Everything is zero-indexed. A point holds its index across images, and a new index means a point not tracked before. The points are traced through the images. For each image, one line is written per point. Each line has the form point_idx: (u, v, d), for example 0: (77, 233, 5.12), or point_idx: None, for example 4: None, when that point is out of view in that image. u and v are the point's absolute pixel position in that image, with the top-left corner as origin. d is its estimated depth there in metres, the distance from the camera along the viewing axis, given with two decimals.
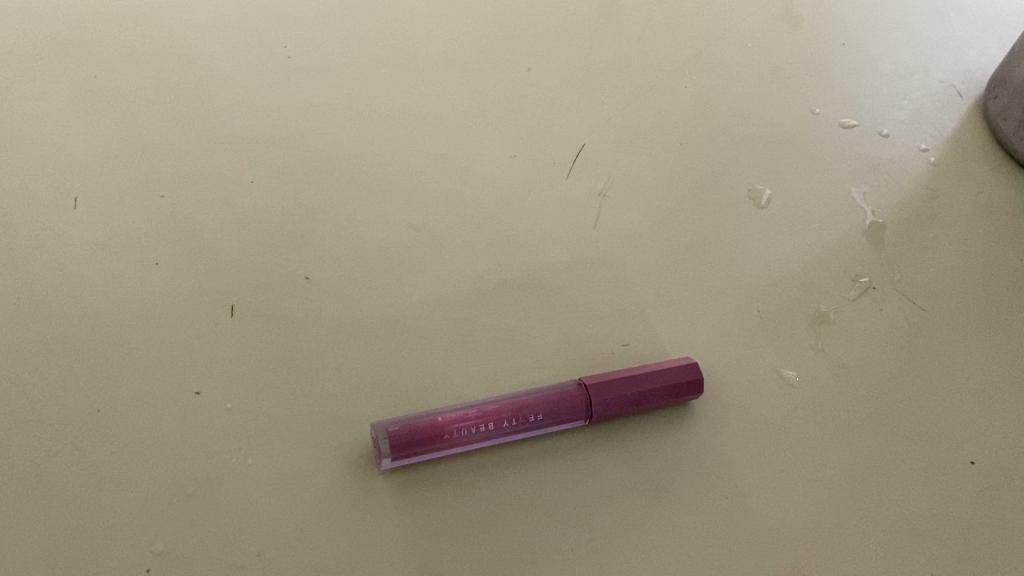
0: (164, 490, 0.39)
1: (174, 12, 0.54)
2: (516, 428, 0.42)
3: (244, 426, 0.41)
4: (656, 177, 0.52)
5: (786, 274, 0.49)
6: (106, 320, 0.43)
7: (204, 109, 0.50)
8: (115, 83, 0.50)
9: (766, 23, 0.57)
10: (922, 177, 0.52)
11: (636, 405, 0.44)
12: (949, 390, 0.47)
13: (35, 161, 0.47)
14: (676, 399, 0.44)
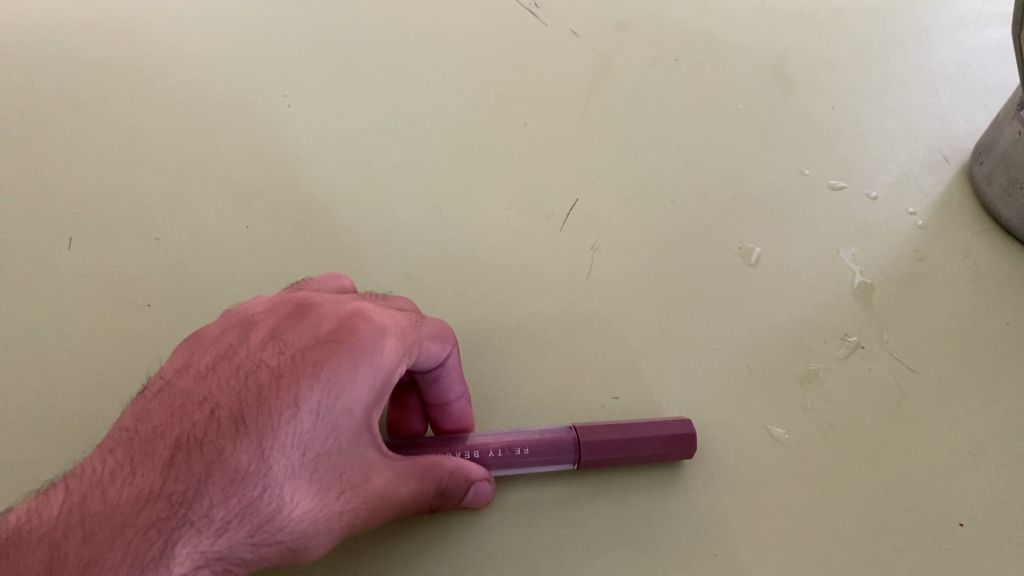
0: None
1: (179, 65, 0.60)
2: (503, 462, 0.45)
3: None
4: (647, 231, 0.55)
5: (778, 330, 0.52)
6: (108, 368, 0.48)
7: (222, 167, 0.56)
8: (123, 135, 0.57)
9: (755, 89, 0.64)
10: (908, 237, 0.56)
11: (624, 453, 0.45)
12: (938, 449, 0.48)
13: (48, 207, 0.53)
14: (667, 452, 0.45)
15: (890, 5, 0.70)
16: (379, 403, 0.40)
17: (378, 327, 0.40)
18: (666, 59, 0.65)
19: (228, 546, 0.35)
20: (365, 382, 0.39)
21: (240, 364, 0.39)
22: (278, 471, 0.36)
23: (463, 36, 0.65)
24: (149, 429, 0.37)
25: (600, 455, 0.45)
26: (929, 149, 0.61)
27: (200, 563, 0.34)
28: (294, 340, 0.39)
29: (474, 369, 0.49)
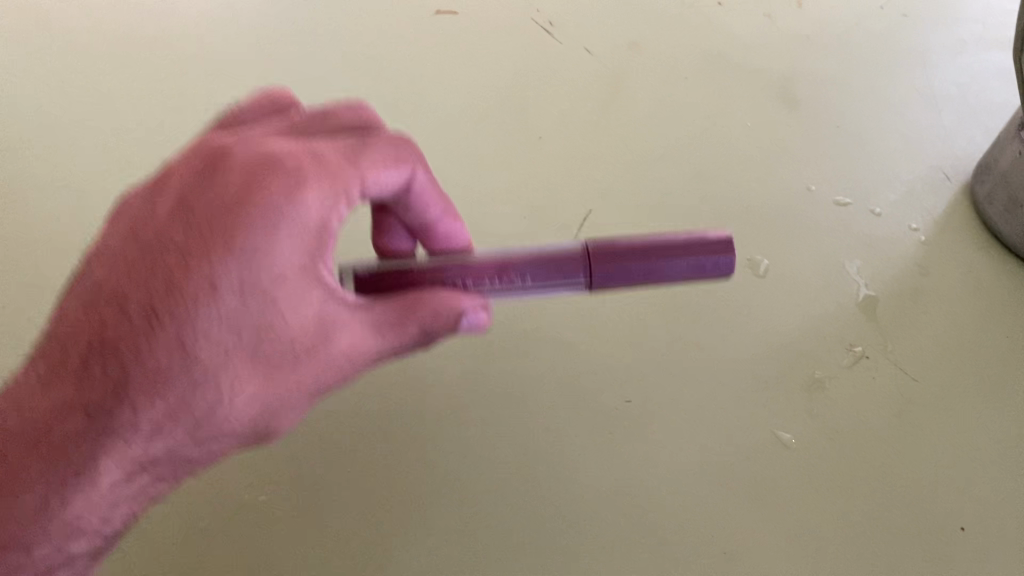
0: (174, 526, 0.46)
1: None
2: (501, 289, 0.43)
3: (250, 465, 0.48)
4: (659, 241, 0.57)
5: (786, 338, 0.53)
6: None
7: None
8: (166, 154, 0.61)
9: (763, 107, 0.66)
10: (911, 251, 0.58)
11: (663, 270, 0.43)
12: (941, 455, 0.49)
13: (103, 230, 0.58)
14: (706, 266, 0.43)
15: (894, 28, 0.72)
16: (317, 260, 0.35)
17: (290, 200, 0.33)
18: (677, 77, 0.67)
19: (161, 447, 0.35)
20: (275, 255, 0.33)
21: (142, 238, 0.34)
22: (197, 378, 0.33)
23: (482, 58, 0.68)
24: (66, 328, 0.34)
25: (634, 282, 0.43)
26: (931, 168, 0.63)
27: (134, 467, 0.35)
28: (201, 204, 0.34)
29: (491, 371, 0.52)
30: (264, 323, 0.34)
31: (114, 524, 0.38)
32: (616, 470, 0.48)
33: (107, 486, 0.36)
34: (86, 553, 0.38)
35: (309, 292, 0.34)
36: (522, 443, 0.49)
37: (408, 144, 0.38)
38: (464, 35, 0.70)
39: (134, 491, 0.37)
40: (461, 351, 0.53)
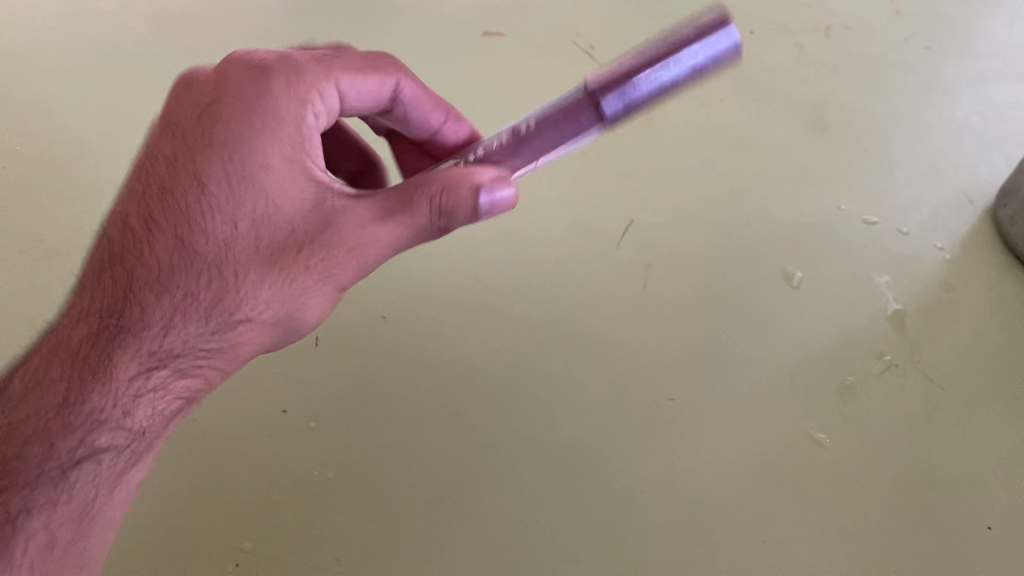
0: (254, 499, 0.51)
1: None
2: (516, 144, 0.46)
3: (319, 444, 0.53)
4: (697, 254, 0.61)
5: (818, 347, 0.56)
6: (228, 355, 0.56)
7: None
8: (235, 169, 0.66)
9: (794, 128, 0.69)
10: (937, 269, 0.60)
11: (656, 91, 0.43)
12: (965, 460, 0.52)
13: None
14: (706, 66, 0.43)
15: (919, 57, 0.73)
16: (303, 155, 0.43)
17: (269, 98, 0.43)
18: (712, 99, 0.70)
19: (176, 331, 0.42)
20: (263, 149, 0.42)
21: (148, 159, 0.44)
22: (196, 262, 0.42)
23: (527, 75, 0.72)
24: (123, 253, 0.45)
25: (632, 104, 0.44)
26: (956, 192, 0.65)
27: (153, 359, 0.42)
28: (184, 120, 0.44)
29: (545, 366, 0.56)
30: (254, 206, 0.42)
31: (140, 425, 0.43)
32: (660, 462, 0.52)
33: (126, 381, 0.42)
34: (117, 450, 0.43)
35: (302, 181, 0.43)
36: (574, 435, 0.53)
37: (384, 54, 0.48)
38: (511, 53, 0.73)
39: (155, 387, 0.42)
40: (514, 346, 0.57)
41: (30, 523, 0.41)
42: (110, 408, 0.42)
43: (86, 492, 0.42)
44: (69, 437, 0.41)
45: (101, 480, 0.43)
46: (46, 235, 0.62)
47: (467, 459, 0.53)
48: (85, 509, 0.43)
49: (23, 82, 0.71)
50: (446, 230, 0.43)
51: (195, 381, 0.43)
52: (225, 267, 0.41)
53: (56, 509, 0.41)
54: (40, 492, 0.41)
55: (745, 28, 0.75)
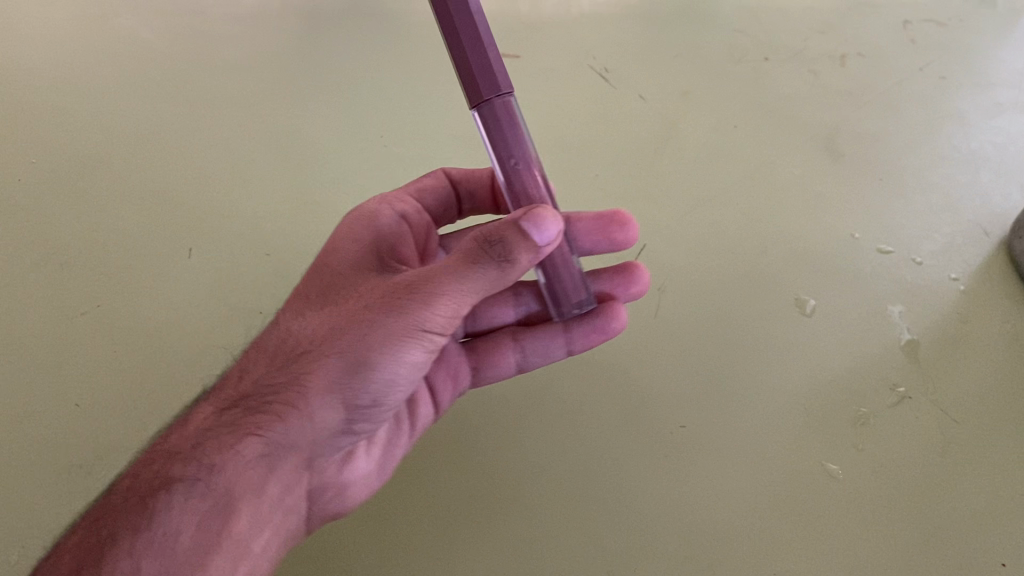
0: None
1: (295, 110, 0.68)
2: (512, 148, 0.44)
3: None
4: (708, 279, 0.60)
5: (830, 375, 0.56)
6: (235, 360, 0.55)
7: (337, 200, 0.64)
8: (244, 165, 0.65)
9: (807, 155, 0.68)
10: (951, 301, 0.59)
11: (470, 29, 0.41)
12: (979, 495, 0.51)
13: (182, 226, 0.61)
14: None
15: (933, 88, 0.72)
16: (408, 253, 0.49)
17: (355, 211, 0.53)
18: (727, 124, 0.70)
19: (249, 381, 0.44)
20: (348, 235, 0.51)
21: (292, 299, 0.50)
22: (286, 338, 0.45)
23: (543, 98, 0.72)
24: None
25: (484, 53, 0.41)
26: (970, 223, 0.64)
27: (237, 409, 0.43)
28: None
29: (555, 390, 0.56)
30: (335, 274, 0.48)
31: (211, 459, 0.41)
32: (670, 489, 0.52)
33: (210, 428, 0.42)
34: (189, 482, 0.40)
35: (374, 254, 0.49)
36: (583, 460, 0.53)
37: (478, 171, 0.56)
38: (525, 77, 0.74)
39: (234, 434, 0.42)
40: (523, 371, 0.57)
41: (112, 551, 0.38)
42: (184, 444, 0.42)
43: (166, 527, 0.39)
44: (149, 470, 0.41)
45: (183, 519, 0.39)
46: (41, 226, 0.61)
47: (475, 483, 0.52)
48: (163, 542, 0.39)
49: (17, 66, 0.69)
50: (505, 258, 0.40)
51: (272, 425, 0.42)
52: (308, 329, 0.44)
53: (134, 538, 0.38)
54: (120, 523, 0.39)
55: (760, 54, 0.75)
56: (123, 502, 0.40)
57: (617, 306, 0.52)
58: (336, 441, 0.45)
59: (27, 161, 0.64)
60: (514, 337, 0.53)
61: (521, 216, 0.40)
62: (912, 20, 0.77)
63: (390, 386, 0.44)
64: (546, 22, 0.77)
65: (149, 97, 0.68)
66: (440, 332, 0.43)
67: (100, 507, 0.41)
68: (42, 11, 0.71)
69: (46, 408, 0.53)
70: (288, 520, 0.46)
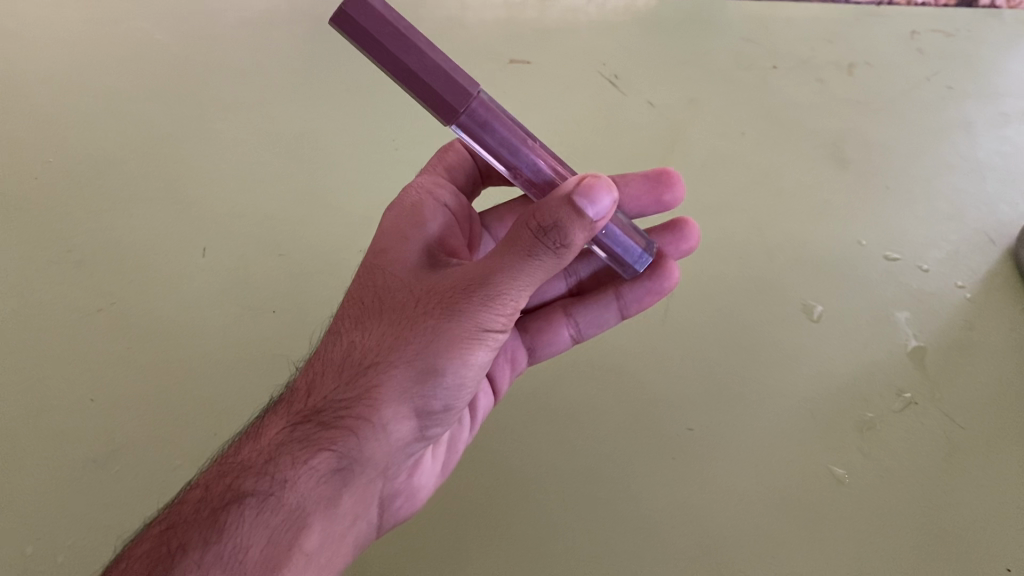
0: None
1: (306, 112, 0.68)
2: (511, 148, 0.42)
3: None
4: (716, 284, 0.61)
5: (837, 380, 0.56)
6: (246, 357, 0.56)
7: (348, 200, 0.64)
8: (254, 165, 0.65)
9: (814, 162, 0.69)
10: (957, 307, 0.59)
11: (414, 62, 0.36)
12: (983, 500, 0.51)
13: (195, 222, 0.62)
14: (376, 26, 0.35)
15: (940, 96, 0.73)
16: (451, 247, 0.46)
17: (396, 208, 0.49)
18: (734, 131, 0.71)
19: (319, 393, 0.41)
20: (394, 232, 0.47)
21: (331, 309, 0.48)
22: (339, 345, 0.42)
23: (552, 103, 0.73)
24: None
25: (441, 76, 0.37)
26: (976, 231, 0.64)
27: (299, 419, 0.40)
28: None
29: (564, 393, 0.56)
30: (386, 272, 0.44)
31: (284, 473, 0.38)
32: (677, 491, 0.52)
33: (274, 439, 0.40)
34: (261, 498, 0.37)
35: (427, 249, 0.46)
36: (591, 462, 0.54)
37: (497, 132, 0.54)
38: (534, 84, 0.74)
39: (300, 442, 0.39)
40: (532, 374, 0.57)
41: (180, 562, 0.35)
42: (255, 457, 0.39)
43: (236, 542, 0.36)
44: (218, 483, 0.38)
45: (254, 535, 0.36)
46: (54, 223, 0.61)
47: (484, 483, 0.53)
48: (232, 558, 0.36)
49: (34, 70, 0.70)
50: (560, 245, 0.38)
51: (347, 439, 0.39)
52: (360, 335, 0.42)
53: (203, 552, 0.35)
54: (191, 534, 0.36)
55: (768, 62, 0.76)
56: (192, 514, 0.37)
57: (671, 262, 0.51)
58: (407, 452, 0.43)
59: (43, 162, 0.65)
60: (568, 314, 0.54)
61: (573, 190, 0.37)
62: (920, 29, 0.78)
63: (456, 391, 0.42)
64: (555, 28, 0.77)
65: (162, 99, 0.68)
66: (501, 330, 0.41)
67: (167, 517, 0.38)
68: (59, 15, 0.72)
69: (60, 404, 0.53)
70: (358, 532, 0.43)
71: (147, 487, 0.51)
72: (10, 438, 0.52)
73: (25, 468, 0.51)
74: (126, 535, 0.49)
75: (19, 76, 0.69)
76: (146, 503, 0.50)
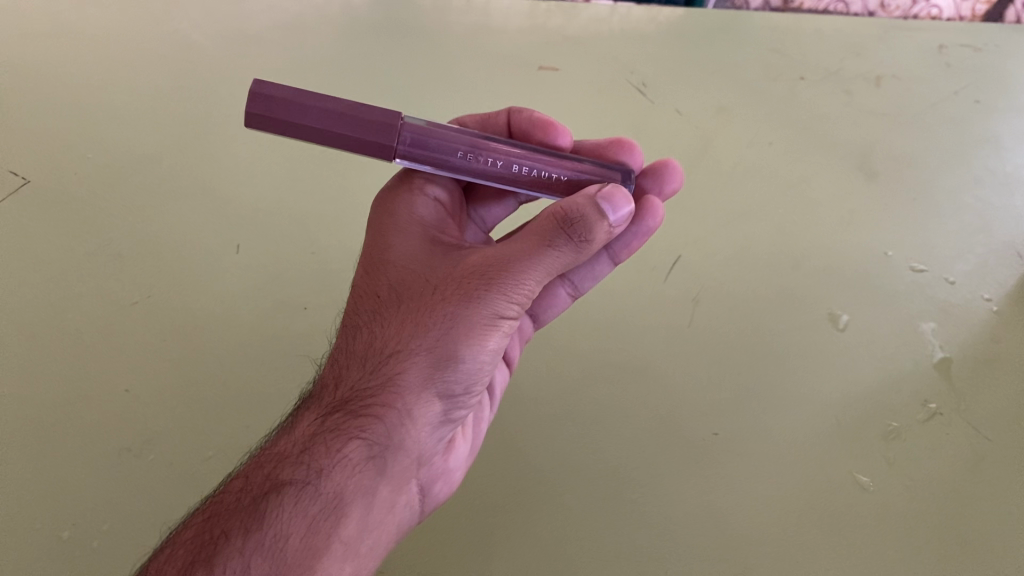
0: None
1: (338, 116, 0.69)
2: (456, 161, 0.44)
3: None
4: (741, 291, 0.61)
5: (862, 388, 0.56)
6: (277, 352, 0.57)
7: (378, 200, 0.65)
8: (290, 168, 0.66)
9: (842, 172, 0.69)
10: (984, 321, 0.59)
11: (332, 111, 0.39)
12: (1009, 513, 0.51)
13: (228, 222, 0.63)
14: (283, 96, 0.39)
15: (969, 112, 0.73)
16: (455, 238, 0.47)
17: (393, 197, 0.49)
18: (762, 140, 0.71)
19: (346, 384, 0.42)
20: (397, 224, 0.47)
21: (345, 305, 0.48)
22: (358, 337, 0.43)
23: (581, 108, 0.73)
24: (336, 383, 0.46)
25: (360, 116, 0.40)
26: (1004, 245, 0.64)
27: (328, 411, 0.41)
28: None
29: (589, 392, 0.57)
30: (394, 264, 0.45)
31: (319, 463, 0.39)
32: (700, 493, 0.52)
33: (305, 430, 0.41)
34: (299, 487, 0.38)
35: (434, 238, 0.47)
36: (614, 463, 0.54)
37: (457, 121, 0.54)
38: (564, 89, 0.75)
39: (330, 432, 0.40)
40: (558, 375, 0.58)
41: (224, 550, 0.36)
42: (289, 449, 0.40)
43: (277, 529, 0.37)
44: (257, 475, 0.39)
45: (294, 524, 0.37)
46: (92, 218, 0.62)
47: (511, 481, 0.53)
48: (274, 545, 0.36)
49: (79, 70, 0.71)
50: (583, 238, 0.40)
51: (375, 426, 0.40)
52: (377, 324, 0.43)
53: (245, 539, 0.36)
54: (233, 524, 0.37)
55: (796, 74, 0.76)
56: (233, 504, 0.38)
57: (652, 199, 0.50)
58: (436, 437, 0.43)
59: (82, 156, 0.66)
60: (561, 276, 0.53)
61: (596, 194, 0.40)
62: (948, 44, 0.78)
63: (475, 374, 0.42)
64: (587, 38, 0.78)
65: (203, 105, 0.70)
66: (515, 315, 0.42)
67: (210, 507, 0.39)
68: (107, 23, 0.75)
69: (95, 392, 0.54)
70: (400, 519, 0.43)
71: (178, 476, 0.52)
72: (44, 424, 0.53)
73: (59, 453, 0.52)
74: (157, 524, 0.50)
75: (64, 76, 0.71)
76: (177, 492, 0.51)
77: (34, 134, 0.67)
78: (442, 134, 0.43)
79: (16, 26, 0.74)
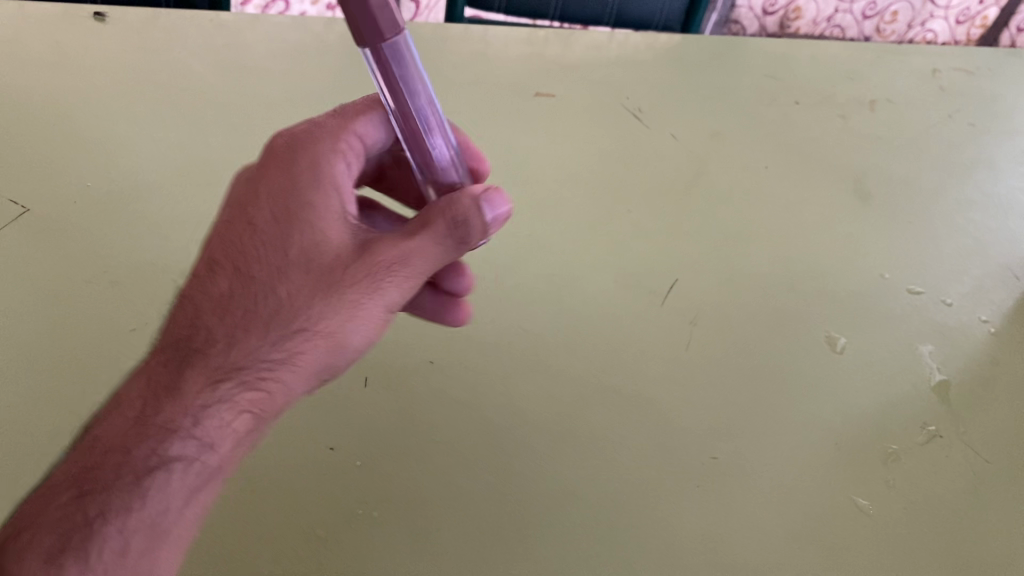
0: (295, 534, 0.50)
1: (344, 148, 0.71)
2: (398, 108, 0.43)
3: (366, 483, 0.52)
4: (738, 313, 0.61)
5: (861, 412, 0.56)
6: None
7: None
8: None
9: (838, 193, 0.70)
10: (981, 342, 0.59)
11: None
12: (1009, 536, 0.50)
13: None
14: None
15: (963, 135, 0.74)
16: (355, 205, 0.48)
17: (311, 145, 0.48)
18: (758, 164, 0.72)
19: (239, 348, 0.43)
20: (311, 180, 0.47)
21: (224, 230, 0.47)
22: (262, 300, 0.44)
23: (577, 131, 0.74)
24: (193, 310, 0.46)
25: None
26: (1000, 267, 0.64)
27: (219, 376, 0.42)
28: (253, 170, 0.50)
29: (590, 417, 0.56)
30: (304, 225, 0.45)
31: (207, 436, 0.41)
32: (702, 519, 0.52)
33: (195, 396, 0.42)
34: (186, 462, 0.41)
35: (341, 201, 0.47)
36: (616, 486, 0.53)
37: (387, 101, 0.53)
38: (562, 113, 0.75)
39: (222, 404, 0.42)
40: (559, 399, 0.57)
41: (105, 527, 0.39)
42: (178, 419, 0.41)
43: (164, 502, 0.40)
44: (140, 443, 0.41)
45: (177, 495, 0.41)
46: (90, 246, 0.63)
47: (512, 504, 0.52)
48: (158, 519, 0.40)
49: (81, 100, 0.72)
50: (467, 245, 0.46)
51: (262, 401, 0.43)
52: (281, 293, 0.44)
53: (126, 517, 0.39)
54: (112, 501, 0.39)
55: (791, 99, 0.77)
56: (115, 478, 0.40)
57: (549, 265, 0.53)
58: None
59: (82, 186, 0.66)
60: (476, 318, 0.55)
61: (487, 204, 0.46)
62: (942, 68, 0.80)
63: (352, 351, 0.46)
64: (583, 64, 0.80)
65: (204, 135, 0.71)
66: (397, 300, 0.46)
67: (90, 476, 0.40)
68: (110, 56, 0.76)
69: None
70: None
71: None
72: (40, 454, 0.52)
73: None
74: None
75: (65, 105, 0.71)
76: None
77: (35, 163, 0.67)
78: (395, 94, 0.44)
79: (18, 56, 0.74)
